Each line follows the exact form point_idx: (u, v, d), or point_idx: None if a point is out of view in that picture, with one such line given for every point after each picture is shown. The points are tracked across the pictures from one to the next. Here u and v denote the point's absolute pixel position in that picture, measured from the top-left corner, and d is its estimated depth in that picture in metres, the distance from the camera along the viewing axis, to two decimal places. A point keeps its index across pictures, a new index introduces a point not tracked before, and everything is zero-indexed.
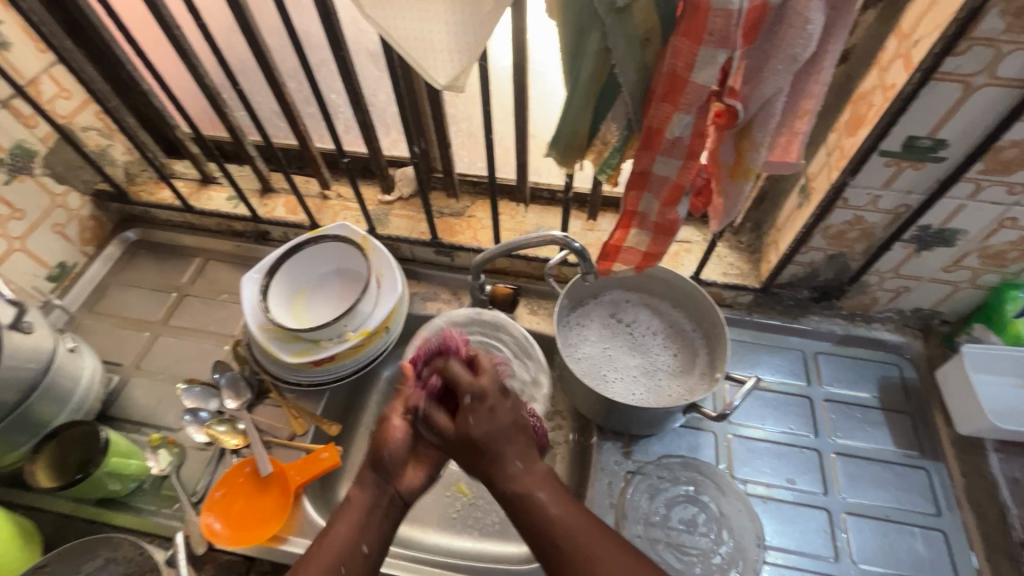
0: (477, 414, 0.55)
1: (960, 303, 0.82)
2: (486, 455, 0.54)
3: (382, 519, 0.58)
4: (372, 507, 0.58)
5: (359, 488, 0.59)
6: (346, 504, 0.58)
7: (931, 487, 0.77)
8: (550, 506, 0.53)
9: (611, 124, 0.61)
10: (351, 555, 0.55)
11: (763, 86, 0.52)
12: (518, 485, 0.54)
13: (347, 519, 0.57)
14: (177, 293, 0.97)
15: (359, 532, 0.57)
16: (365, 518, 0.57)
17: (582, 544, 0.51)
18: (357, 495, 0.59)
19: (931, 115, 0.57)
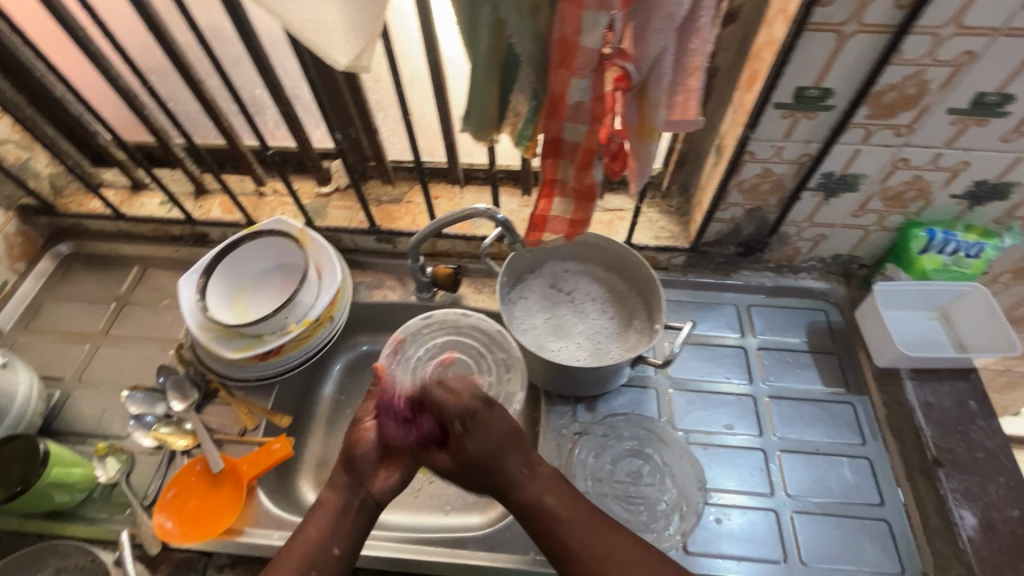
0: (474, 435, 0.63)
1: (873, 246, 0.87)
2: (492, 470, 0.63)
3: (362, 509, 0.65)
4: (345, 504, 0.64)
5: (328, 492, 0.65)
6: (319, 506, 0.64)
7: (857, 419, 0.82)
8: (563, 511, 0.62)
9: (519, 96, 0.63)
10: (321, 556, 0.61)
11: (649, 46, 0.54)
12: (528, 493, 0.63)
13: (320, 517, 0.63)
14: (116, 302, 0.96)
15: (331, 535, 0.62)
16: (336, 518, 0.63)
17: (585, 538, 0.60)
18: (325, 496, 0.65)
19: (814, 65, 0.61)
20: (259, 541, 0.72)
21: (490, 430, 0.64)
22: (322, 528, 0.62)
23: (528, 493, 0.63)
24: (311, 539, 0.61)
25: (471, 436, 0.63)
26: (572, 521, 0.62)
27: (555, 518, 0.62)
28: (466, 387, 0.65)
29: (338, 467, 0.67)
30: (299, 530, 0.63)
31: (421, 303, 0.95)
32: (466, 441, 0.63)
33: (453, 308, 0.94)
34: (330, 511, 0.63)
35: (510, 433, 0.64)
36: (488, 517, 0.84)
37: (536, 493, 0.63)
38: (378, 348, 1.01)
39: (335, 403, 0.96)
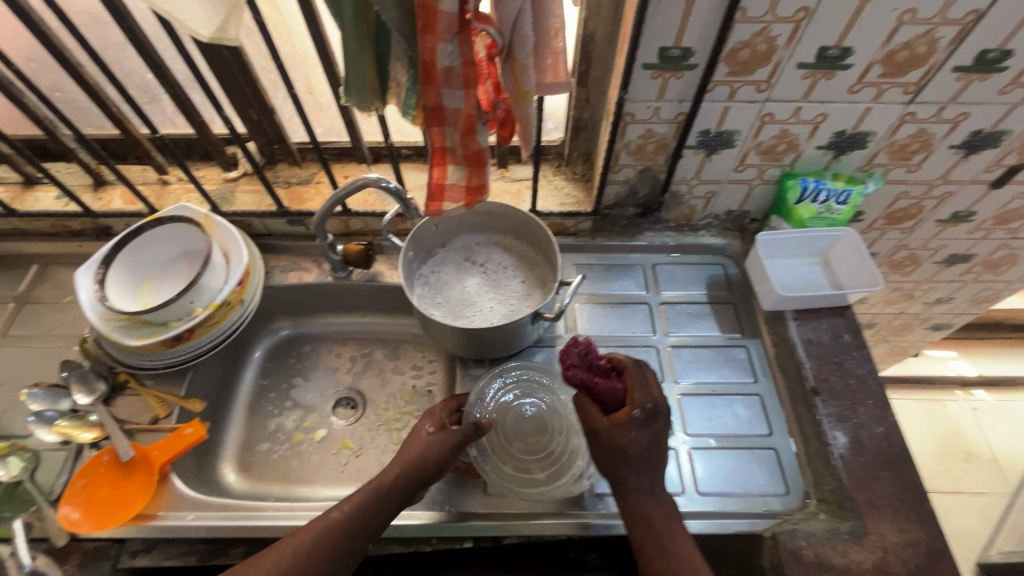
0: (642, 429, 0.68)
1: (760, 200, 0.93)
2: (621, 469, 0.68)
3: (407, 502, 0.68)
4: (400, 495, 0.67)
5: (393, 470, 0.68)
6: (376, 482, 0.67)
7: (750, 361, 0.88)
8: (658, 521, 0.66)
9: (396, 65, 0.65)
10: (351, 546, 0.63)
11: (507, 9, 0.57)
12: (641, 503, 0.67)
13: (371, 496, 0.66)
14: (15, 302, 0.92)
15: (370, 526, 0.65)
16: (376, 509, 0.65)
17: (662, 542, 0.65)
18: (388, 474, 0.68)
19: (671, 25, 0.65)
20: (171, 524, 0.72)
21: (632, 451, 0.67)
22: (355, 510, 0.65)
23: (643, 506, 0.67)
24: (340, 524, 0.63)
25: (637, 431, 0.68)
26: (670, 540, 0.65)
27: (655, 535, 0.65)
28: (656, 395, 0.70)
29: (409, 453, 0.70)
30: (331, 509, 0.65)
31: (337, 283, 0.96)
32: (634, 432, 0.67)
33: (370, 285, 0.96)
34: (381, 495, 0.66)
35: (657, 445, 0.69)
36: None
37: (639, 504, 0.67)
38: (299, 331, 1.02)
39: (258, 388, 0.97)
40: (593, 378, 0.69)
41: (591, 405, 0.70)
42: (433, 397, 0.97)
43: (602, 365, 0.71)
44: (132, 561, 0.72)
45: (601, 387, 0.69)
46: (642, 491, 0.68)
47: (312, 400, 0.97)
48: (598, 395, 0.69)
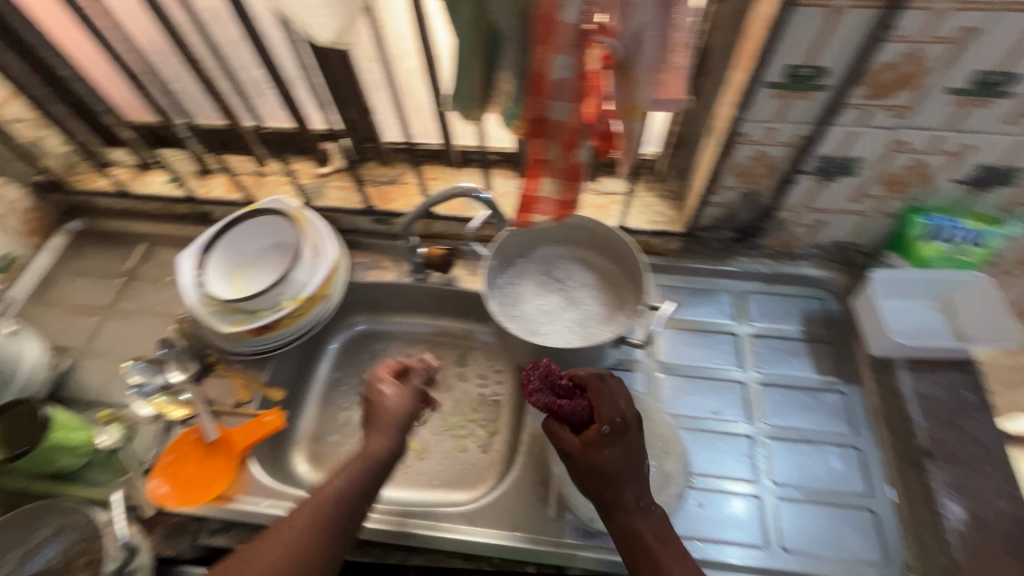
0: (615, 446, 0.65)
1: (874, 233, 0.85)
2: (611, 485, 0.64)
3: (391, 467, 0.68)
4: (389, 460, 0.67)
5: (377, 441, 0.67)
6: (364, 450, 0.66)
7: (848, 410, 0.80)
8: (654, 541, 0.63)
9: (504, 74, 0.63)
10: (357, 509, 0.63)
11: (630, 21, 0.54)
12: (633, 520, 0.64)
13: (362, 466, 0.65)
14: (123, 278, 0.99)
15: (364, 491, 0.65)
16: (375, 475, 0.65)
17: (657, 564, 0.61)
18: (372, 444, 0.67)
19: (806, 43, 0.60)
20: (248, 510, 0.74)
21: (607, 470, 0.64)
22: (351, 478, 0.64)
23: (633, 523, 0.64)
24: (340, 489, 0.63)
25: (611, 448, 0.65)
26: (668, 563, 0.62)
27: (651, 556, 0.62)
28: (625, 408, 0.67)
29: (385, 421, 0.69)
30: (326, 483, 0.64)
31: (415, 284, 0.97)
32: (607, 450, 0.65)
33: (446, 289, 0.96)
34: (369, 466, 0.65)
35: (635, 456, 0.66)
36: (471, 495, 0.86)
37: (627, 521, 0.64)
38: (374, 327, 1.03)
39: (331, 380, 0.99)
40: (556, 402, 0.68)
41: (562, 429, 0.68)
42: (499, 407, 0.95)
43: (564, 384, 0.69)
44: (210, 539, 0.74)
45: (566, 410, 0.67)
46: (626, 509, 0.65)
47: None
48: (565, 417, 0.68)
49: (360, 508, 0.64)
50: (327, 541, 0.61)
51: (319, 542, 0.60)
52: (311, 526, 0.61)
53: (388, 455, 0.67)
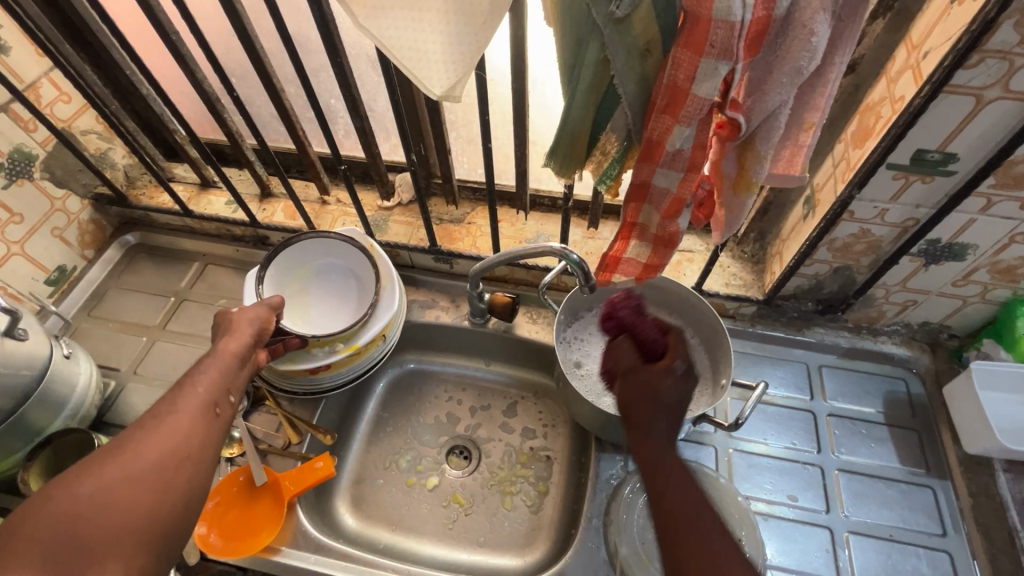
0: (677, 384, 0.51)
1: (969, 318, 0.80)
2: (649, 416, 0.50)
3: (241, 375, 0.62)
4: (239, 364, 0.62)
5: (233, 341, 0.64)
6: (218, 352, 0.62)
7: (938, 508, 0.75)
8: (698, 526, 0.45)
9: (610, 135, 0.59)
10: (224, 399, 0.58)
11: (767, 100, 0.50)
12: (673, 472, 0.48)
13: (216, 361, 0.60)
14: (175, 297, 0.97)
15: (230, 383, 0.59)
16: (233, 371, 0.61)
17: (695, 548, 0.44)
18: (228, 346, 0.63)
19: (941, 129, 0.56)
20: (294, 563, 0.71)
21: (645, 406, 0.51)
22: (220, 371, 0.59)
23: (672, 466, 0.48)
24: (211, 379, 0.58)
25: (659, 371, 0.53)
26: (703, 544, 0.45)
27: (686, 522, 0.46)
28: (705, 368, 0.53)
29: (241, 323, 0.67)
30: (196, 371, 0.58)
31: (473, 329, 0.93)
32: (668, 382, 0.51)
33: (505, 337, 0.92)
34: (225, 361, 0.61)
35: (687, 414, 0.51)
36: (523, 560, 0.81)
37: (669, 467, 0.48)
38: (425, 366, 0.99)
39: (377, 420, 0.94)
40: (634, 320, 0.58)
41: (622, 344, 0.56)
42: (552, 464, 0.89)
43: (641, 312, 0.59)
44: None
45: (638, 328, 0.57)
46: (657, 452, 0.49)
47: (427, 441, 0.92)
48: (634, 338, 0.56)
49: (225, 400, 0.58)
50: (213, 418, 0.55)
51: (208, 418, 0.54)
52: (203, 404, 0.55)
53: (237, 362, 0.62)
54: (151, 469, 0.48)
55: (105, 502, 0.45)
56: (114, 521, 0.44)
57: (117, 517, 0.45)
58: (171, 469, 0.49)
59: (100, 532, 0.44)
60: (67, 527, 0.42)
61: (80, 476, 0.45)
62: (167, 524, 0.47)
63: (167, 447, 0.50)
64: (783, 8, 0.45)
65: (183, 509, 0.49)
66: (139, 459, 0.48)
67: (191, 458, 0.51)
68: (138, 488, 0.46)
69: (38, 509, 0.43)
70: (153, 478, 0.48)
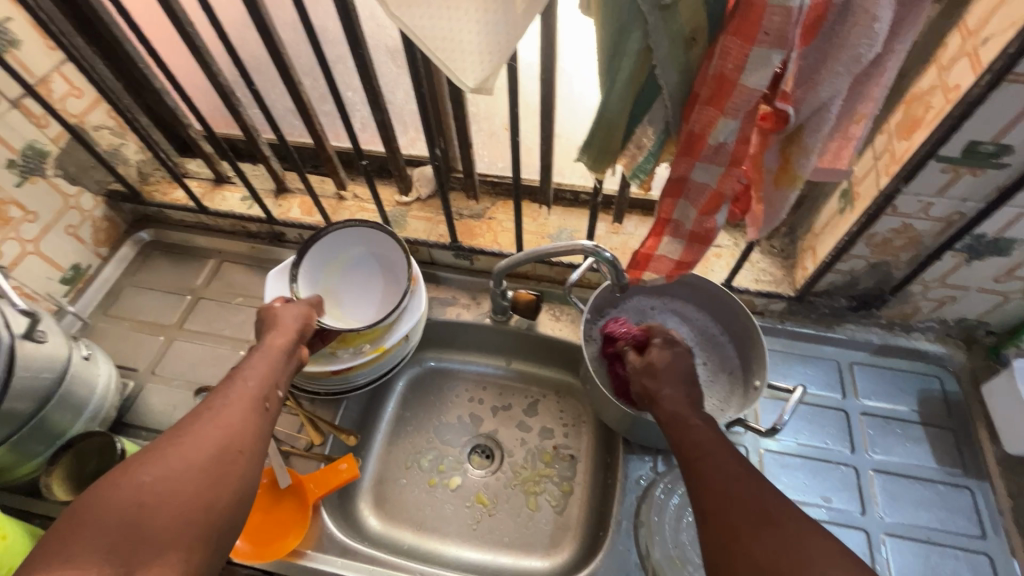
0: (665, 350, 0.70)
1: (1009, 314, 0.77)
2: (657, 382, 0.66)
3: (288, 370, 0.63)
4: (286, 358, 0.63)
5: (281, 337, 0.64)
6: (267, 349, 0.62)
7: (977, 509, 0.73)
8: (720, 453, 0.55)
9: (647, 128, 0.57)
10: (272, 392, 0.58)
11: (819, 90, 0.48)
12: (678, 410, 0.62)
13: (265, 357, 0.61)
14: (192, 295, 0.95)
15: (277, 377, 0.60)
16: (280, 364, 0.62)
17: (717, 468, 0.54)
18: (275, 341, 0.63)
19: (998, 120, 0.53)
20: (320, 567, 0.70)
21: (665, 373, 0.67)
22: (269, 366, 0.60)
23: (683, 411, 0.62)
24: (260, 374, 0.59)
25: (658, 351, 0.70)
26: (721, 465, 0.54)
27: (707, 457, 0.55)
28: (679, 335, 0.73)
29: (285, 319, 0.67)
30: (245, 365, 0.60)
31: (495, 326, 0.91)
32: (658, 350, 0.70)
33: (527, 334, 0.90)
34: (273, 357, 0.62)
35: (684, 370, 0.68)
36: (551, 561, 0.80)
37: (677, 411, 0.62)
38: (445, 364, 0.97)
39: (398, 418, 0.93)
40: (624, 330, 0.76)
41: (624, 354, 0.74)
42: (577, 463, 0.87)
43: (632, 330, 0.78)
44: None
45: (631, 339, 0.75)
46: (680, 403, 0.63)
47: (449, 440, 0.91)
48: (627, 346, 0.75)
49: (273, 394, 0.58)
50: (262, 412, 0.56)
51: (260, 410, 0.55)
52: (255, 397, 0.56)
53: (285, 356, 0.63)
54: (210, 459, 0.48)
55: (166, 488, 0.44)
56: (175, 508, 0.44)
57: (180, 503, 0.44)
58: (228, 458, 0.49)
59: (164, 518, 0.43)
60: (131, 513, 0.42)
61: (141, 464, 0.45)
62: (225, 514, 0.47)
63: (224, 435, 0.50)
64: None
65: (240, 501, 0.48)
66: (198, 448, 0.48)
67: (245, 447, 0.51)
68: (199, 474, 0.46)
69: (103, 499, 0.42)
70: (213, 466, 0.48)
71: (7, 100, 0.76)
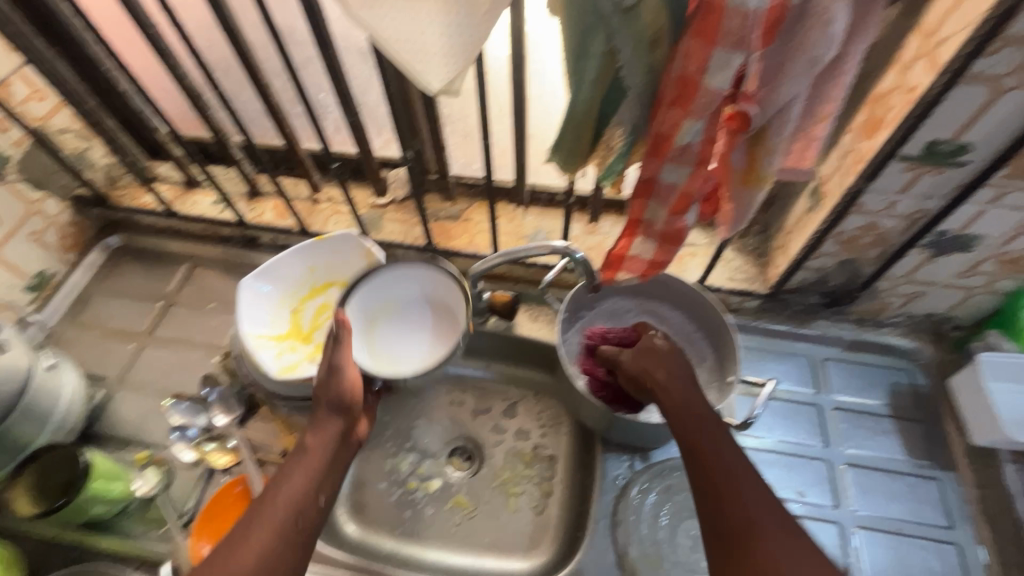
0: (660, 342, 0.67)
1: (974, 308, 0.79)
2: (645, 359, 0.65)
3: (332, 474, 0.64)
4: (331, 458, 0.64)
5: (315, 437, 0.64)
6: (305, 453, 0.63)
7: (945, 500, 0.75)
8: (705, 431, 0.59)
9: (616, 128, 0.57)
10: (310, 503, 0.60)
11: (779, 92, 0.48)
12: (669, 382, 0.63)
13: (304, 463, 0.62)
14: (163, 301, 0.93)
15: (319, 483, 0.61)
16: (322, 471, 0.62)
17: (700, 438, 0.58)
18: (314, 442, 0.64)
19: (956, 119, 0.54)
20: None
21: (662, 359, 0.65)
22: (305, 475, 0.61)
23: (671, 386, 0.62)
24: (297, 488, 0.60)
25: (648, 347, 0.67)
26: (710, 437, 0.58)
27: (698, 420, 0.60)
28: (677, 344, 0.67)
29: (322, 411, 0.66)
30: (282, 475, 0.61)
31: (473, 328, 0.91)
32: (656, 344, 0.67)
33: (503, 336, 0.90)
34: (311, 464, 0.62)
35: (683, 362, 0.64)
36: (532, 562, 0.80)
37: (668, 381, 0.63)
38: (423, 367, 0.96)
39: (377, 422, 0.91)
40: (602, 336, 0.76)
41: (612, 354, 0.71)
42: (557, 464, 0.87)
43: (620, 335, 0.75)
44: None
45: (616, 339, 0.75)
46: (678, 386, 0.62)
47: (428, 443, 0.90)
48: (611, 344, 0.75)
49: (311, 507, 0.60)
50: (294, 535, 0.57)
51: (297, 524, 0.58)
52: (290, 512, 0.58)
53: (326, 463, 0.63)
54: None
55: None
56: None
57: None
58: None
59: None
60: None
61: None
62: None
63: (257, 553, 0.54)
64: None
65: None
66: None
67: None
68: None
69: None
70: None
71: None
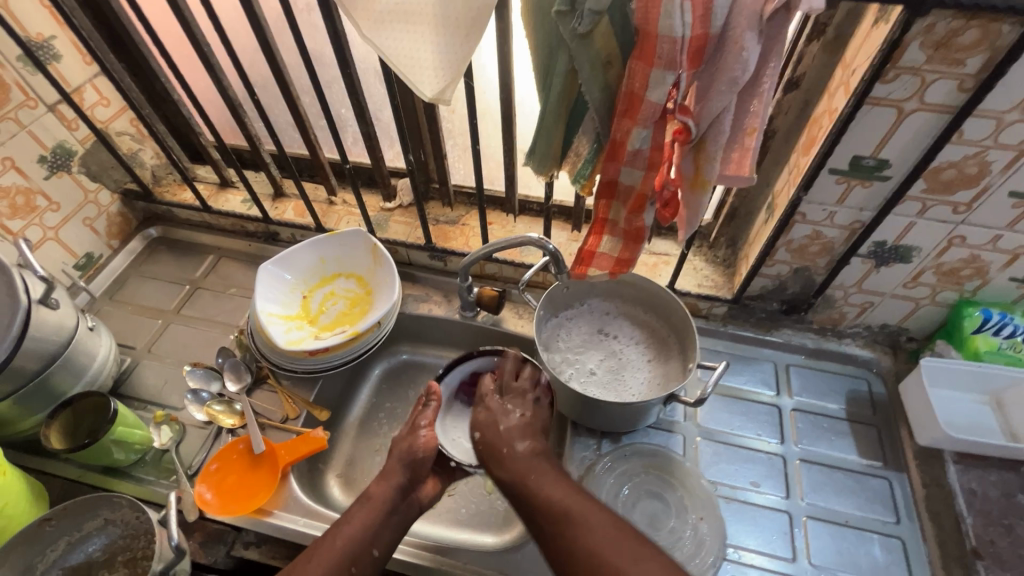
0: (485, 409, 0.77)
1: (924, 320, 0.85)
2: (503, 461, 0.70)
3: (387, 529, 0.68)
4: (386, 512, 0.68)
5: (380, 486, 0.70)
6: (367, 501, 0.68)
7: (893, 496, 0.79)
8: (547, 481, 0.66)
9: (581, 138, 0.67)
10: (361, 554, 0.64)
11: (711, 105, 0.58)
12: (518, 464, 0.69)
13: (364, 513, 0.67)
14: (190, 285, 1.05)
15: (371, 537, 0.66)
16: (376, 526, 0.66)
17: (549, 488, 0.65)
18: (376, 492, 0.69)
19: (872, 137, 0.63)
20: (285, 525, 0.76)
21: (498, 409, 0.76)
22: (363, 525, 0.66)
23: (516, 463, 0.69)
24: (352, 533, 0.65)
25: (491, 406, 0.77)
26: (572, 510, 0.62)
27: (539, 473, 0.67)
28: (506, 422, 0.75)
29: (395, 462, 0.73)
30: (348, 517, 0.67)
31: (463, 322, 0.99)
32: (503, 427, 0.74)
33: (492, 330, 0.97)
34: (373, 510, 0.67)
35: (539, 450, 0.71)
36: (501, 537, 0.86)
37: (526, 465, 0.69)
38: (417, 359, 1.04)
39: (371, 405, 0.98)
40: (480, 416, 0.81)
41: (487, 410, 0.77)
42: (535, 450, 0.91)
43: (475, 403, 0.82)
44: (243, 552, 0.77)
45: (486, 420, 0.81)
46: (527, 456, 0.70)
47: None
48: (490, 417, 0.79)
49: (365, 553, 0.64)
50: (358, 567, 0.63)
51: (347, 565, 0.63)
52: (341, 559, 0.62)
53: (384, 511, 0.68)
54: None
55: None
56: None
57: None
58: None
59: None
60: None
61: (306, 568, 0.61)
62: None
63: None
64: (718, 27, 0.53)
65: None
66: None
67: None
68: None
69: None
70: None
71: (44, 105, 0.88)
